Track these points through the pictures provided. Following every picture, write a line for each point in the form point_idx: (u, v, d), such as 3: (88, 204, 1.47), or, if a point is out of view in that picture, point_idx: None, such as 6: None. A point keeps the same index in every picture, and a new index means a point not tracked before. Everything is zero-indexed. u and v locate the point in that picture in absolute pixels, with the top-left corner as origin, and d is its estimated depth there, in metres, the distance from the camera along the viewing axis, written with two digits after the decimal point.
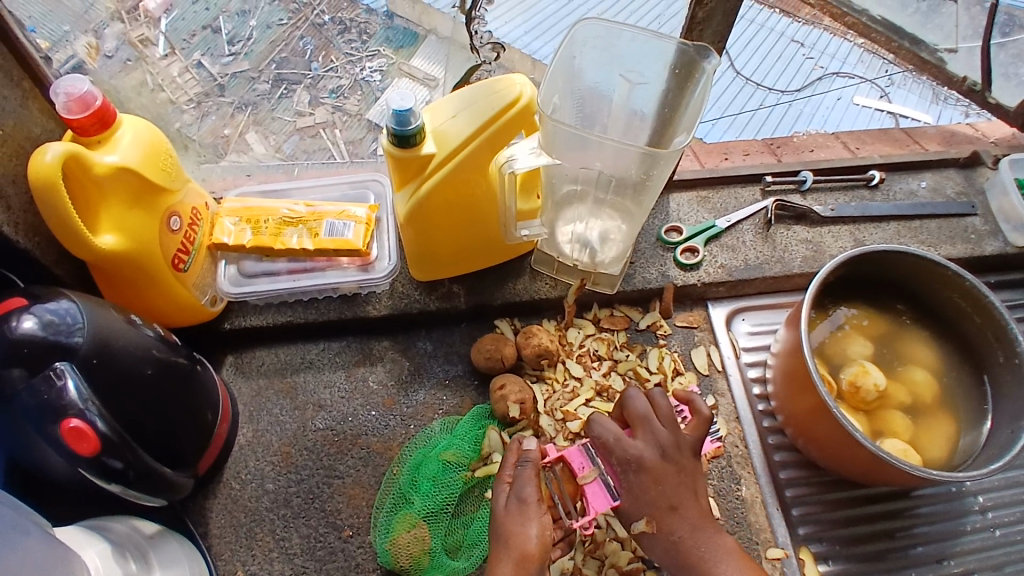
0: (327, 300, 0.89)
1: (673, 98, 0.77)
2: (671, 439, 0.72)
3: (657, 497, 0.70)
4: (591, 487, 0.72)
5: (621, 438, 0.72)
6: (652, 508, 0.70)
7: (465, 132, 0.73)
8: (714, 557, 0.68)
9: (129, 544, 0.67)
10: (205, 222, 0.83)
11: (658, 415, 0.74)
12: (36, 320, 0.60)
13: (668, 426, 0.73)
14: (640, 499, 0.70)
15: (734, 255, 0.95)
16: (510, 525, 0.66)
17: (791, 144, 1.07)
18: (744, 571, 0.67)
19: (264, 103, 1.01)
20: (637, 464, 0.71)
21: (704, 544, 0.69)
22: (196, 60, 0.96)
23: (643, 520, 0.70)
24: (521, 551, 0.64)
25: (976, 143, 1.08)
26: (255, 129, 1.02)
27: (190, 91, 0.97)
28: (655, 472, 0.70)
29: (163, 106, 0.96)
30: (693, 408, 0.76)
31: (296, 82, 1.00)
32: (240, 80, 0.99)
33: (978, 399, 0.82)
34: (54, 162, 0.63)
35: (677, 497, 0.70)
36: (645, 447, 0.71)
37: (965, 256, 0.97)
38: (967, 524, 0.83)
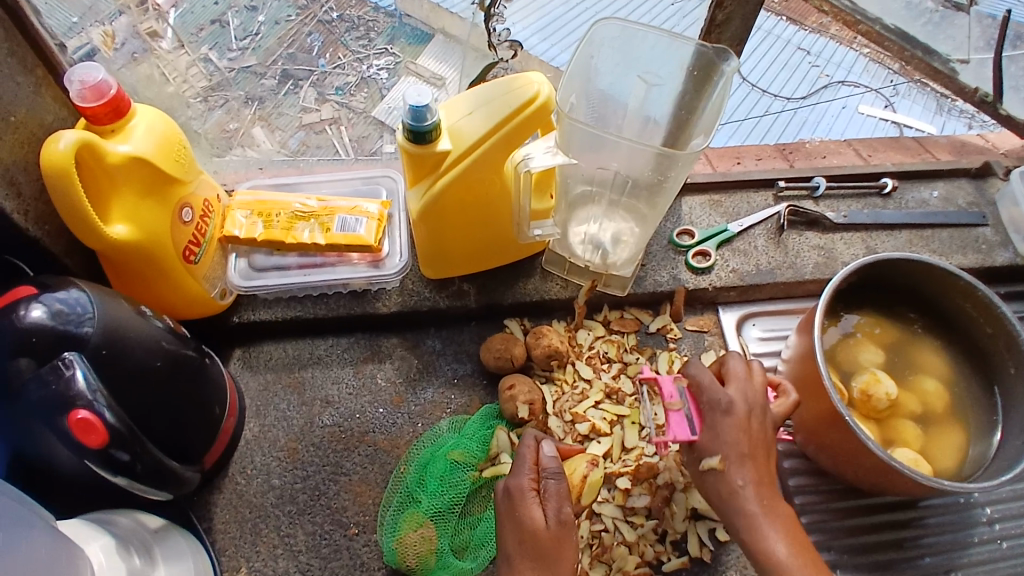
0: (337, 295, 0.89)
1: (690, 100, 0.76)
2: (761, 402, 0.71)
3: (739, 441, 0.68)
4: (673, 415, 0.72)
5: (714, 384, 0.70)
6: (730, 449, 0.68)
7: (481, 130, 0.72)
8: (766, 517, 0.66)
9: (134, 538, 0.66)
10: (216, 215, 0.83)
11: (752, 378, 0.72)
12: (45, 309, 0.59)
13: (760, 392, 0.71)
14: (722, 439, 0.68)
15: (746, 260, 0.94)
16: (560, 552, 0.65)
17: (803, 150, 1.06)
18: (789, 534, 0.65)
19: (270, 99, 1.00)
20: (727, 407, 0.69)
21: (763, 500, 0.67)
22: (204, 54, 0.97)
23: (717, 458, 0.68)
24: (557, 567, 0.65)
25: (986, 154, 1.07)
26: (261, 124, 1.01)
27: (198, 85, 0.97)
28: (742, 419, 0.68)
29: (171, 99, 0.95)
30: (793, 383, 0.75)
31: (304, 78, 1.00)
32: (248, 76, 0.99)
33: (989, 410, 0.82)
34: (68, 151, 0.62)
35: (752, 448, 0.68)
36: (736, 395, 0.69)
37: (976, 266, 0.97)
38: (975, 535, 0.83)
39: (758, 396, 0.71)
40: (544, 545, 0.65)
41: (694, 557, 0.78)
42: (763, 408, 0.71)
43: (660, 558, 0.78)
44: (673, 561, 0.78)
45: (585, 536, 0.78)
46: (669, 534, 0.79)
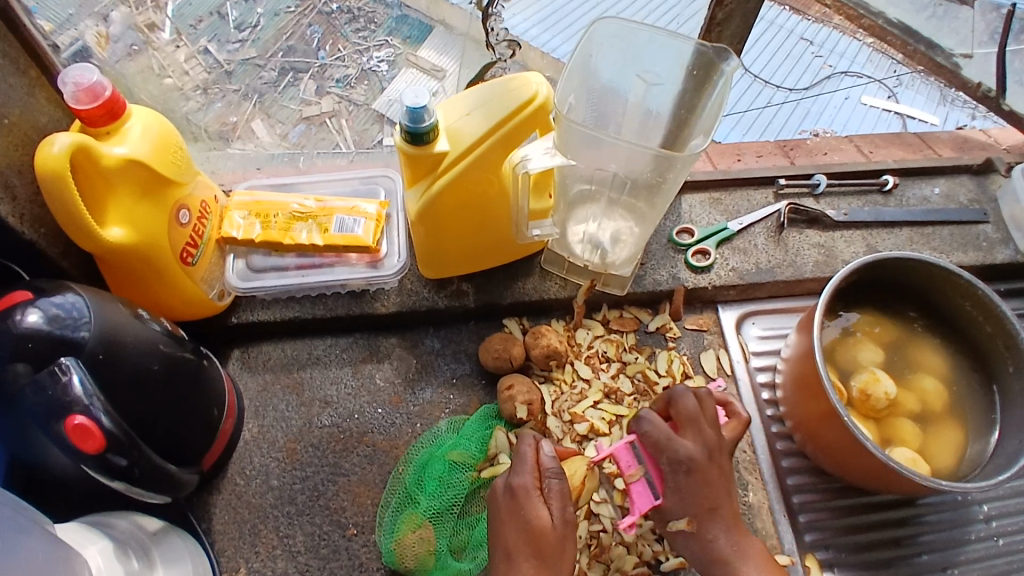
0: (335, 296, 0.89)
1: (690, 99, 0.75)
2: (716, 438, 0.72)
3: (702, 497, 0.69)
4: (636, 487, 0.72)
5: (672, 437, 0.70)
6: (696, 509, 0.69)
7: (480, 129, 0.72)
8: (739, 558, 0.69)
9: (132, 541, 0.67)
10: (214, 216, 0.82)
11: (705, 414, 0.73)
12: (41, 313, 0.59)
13: (713, 426, 0.73)
14: (687, 499, 0.69)
15: (745, 258, 0.94)
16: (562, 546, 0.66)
17: (804, 147, 1.05)
18: (764, 566, 0.69)
19: (271, 92, 1.00)
20: (689, 465, 0.69)
21: (734, 543, 0.69)
22: (203, 46, 0.98)
23: (685, 519, 0.70)
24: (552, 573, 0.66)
25: (988, 150, 1.06)
26: (261, 117, 1.00)
27: (197, 78, 0.98)
28: (703, 474, 0.69)
29: (170, 92, 0.95)
30: (732, 411, 0.77)
31: (304, 70, 1.00)
32: (247, 67, 1.00)
33: (988, 410, 0.82)
34: (62, 154, 0.62)
35: (716, 497, 0.70)
36: (694, 446, 0.70)
37: (976, 263, 0.96)
38: (973, 534, 0.83)
39: (714, 435, 0.72)
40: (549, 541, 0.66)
41: None
42: (721, 447, 0.72)
43: (659, 558, 0.78)
44: (671, 561, 0.78)
45: (584, 537, 0.78)
46: (667, 534, 0.79)
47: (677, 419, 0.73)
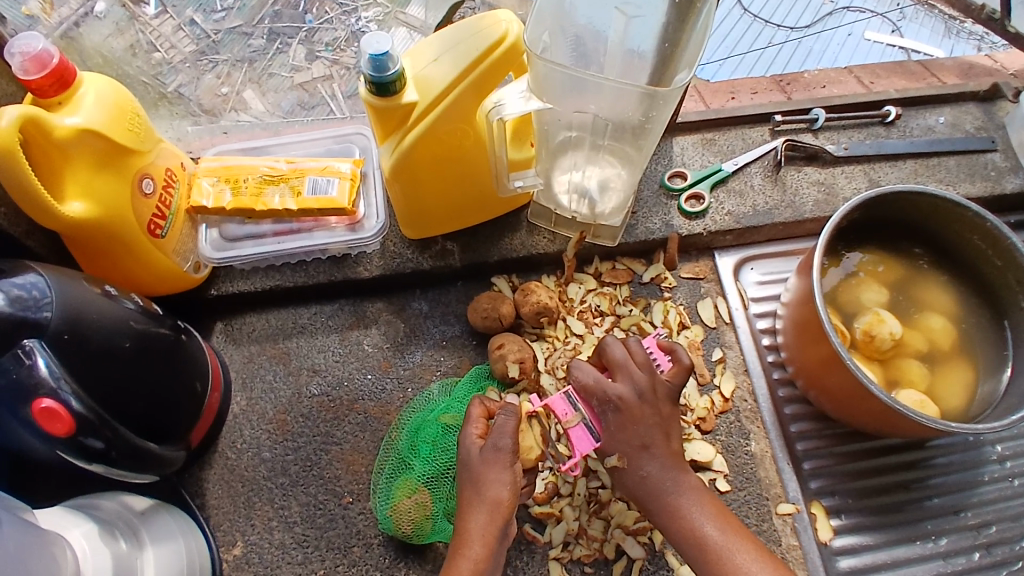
0: (317, 262, 0.86)
1: (673, 32, 0.68)
2: (649, 382, 0.71)
3: (631, 435, 0.69)
4: (574, 431, 0.72)
5: (600, 381, 0.71)
6: (625, 445, 0.68)
7: (448, 75, 0.68)
8: (674, 491, 0.67)
9: (119, 521, 0.66)
10: (181, 184, 0.79)
11: (635, 360, 0.72)
12: (2, 295, 0.57)
13: (646, 368, 0.72)
14: (614, 437, 0.69)
15: (742, 201, 0.90)
16: (484, 475, 0.66)
17: (801, 81, 1.00)
18: (708, 508, 0.66)
19: (261, 59, 0.97)
20: (618, 403, 0.69)
21: (671, 480, 0.67)
22: (189, 17, 0.95)
23: (616, 455, 0.69)
24: (492, 498, 0.65)
25: (995, 75, 1.00)
26: (252, 87, 0.96)
27: (185, 50, 0.94)
28: (635, 412, 0.69)
29: (159, 67, 0.93)
30: (676, 358, 0.74)
31: (293, 35, 0.98)
32: (234, 36, 0.97)
33: (999, 345, 0.79)
34: (11, 128, 0.58)
35: (651, 435, 0.68)
36: (623, 387, 0.70)
37: (984, 195, 0.92)
38: (985, 474, 0.81)
39: (647, 378, 0.71)
40: (472, 469, 0.66)
41: None
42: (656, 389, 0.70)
43: None
44: None
45: (583, 493, 0.77)
46: None
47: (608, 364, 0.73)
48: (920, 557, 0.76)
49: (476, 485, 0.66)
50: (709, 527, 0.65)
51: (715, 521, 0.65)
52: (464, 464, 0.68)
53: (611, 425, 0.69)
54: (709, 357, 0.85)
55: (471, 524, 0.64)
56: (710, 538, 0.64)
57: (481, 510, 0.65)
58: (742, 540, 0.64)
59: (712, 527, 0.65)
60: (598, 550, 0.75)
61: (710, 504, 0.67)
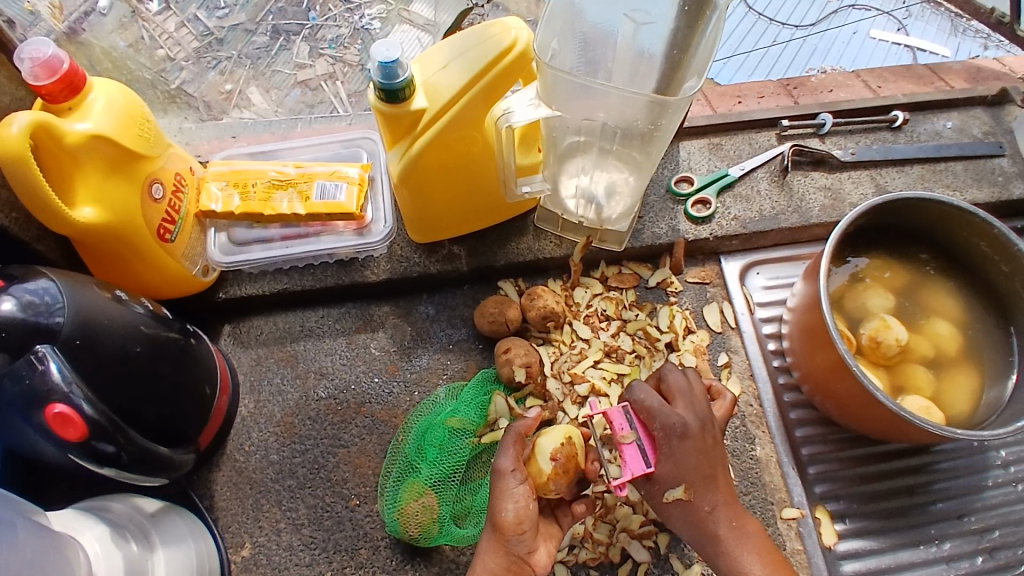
0: (324, 266, 0.86)
1: (683, 38, 0.68)
2: (708, 412, 0.69)
3: (700, 465, 0.67)
4: (627, 450, 0.67)
5: (665, 405, 0.67)
6: (692, 477, 0.67)
7: (458, 83, 0.68)
8: (735, 539, 0.67)
9: (130, 524, 0.66)
10: (190, 188, 0.80)
11: (695, 391, 0.70)
12: (15, 301, 0.57)
13: (704, 400, 0.70)
14: (683, 469, 0.66)
15: (748, 206, 0.90)
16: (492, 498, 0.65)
17: (808, 85, 1.00)
18: (761, 552, 0.67)
19: (263, 57, 0.97)
20: (683, 431, 0.66)
21: (732, 521, 0.68)
22: (193, 13, 0.96)
23: (681, 488, 0.67)
24: (496, 523, 0.64)
25: (1004, 79, 1.00)
26: (256, 85, 0.96)
27: (189, 46, 0.95)
28: (698, 440, 0.67)
29: (161, 63, 0.94)
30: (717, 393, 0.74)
31: (296, 32, 0.98)
32: (237, 33, 0.97)
33: (1005, 351, 0.78)
34: (21, 134, 0.59)
35: (712, 467, 0.68)
36: (687, 415, 0.67)
37: (992, 200, 0.92)
38: (989, 479, 0.81)
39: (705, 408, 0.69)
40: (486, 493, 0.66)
41: None
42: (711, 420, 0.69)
43: None
44: None
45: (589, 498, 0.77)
46: None
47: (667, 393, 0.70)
48: (924, 562, 0.76)
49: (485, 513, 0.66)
50: (754, 567, 0.66)
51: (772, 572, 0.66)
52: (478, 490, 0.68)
53: (681, 454, 0.66)
54: (715, 362, 0.85)
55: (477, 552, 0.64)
56: None
57: (489, 536, 0.65)
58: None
59: (757, 567, 0.66)
60: (603, 553, 0.76)
61: (761, 547, 0.67)
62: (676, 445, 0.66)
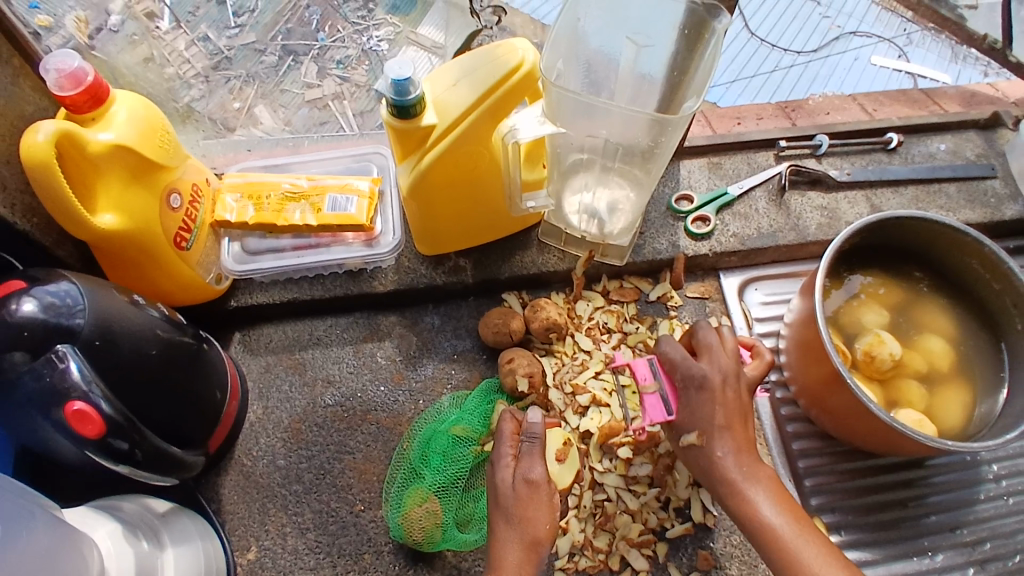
0: (333, 276, 0.88)
1: (683, 61, 0.73)
2: (734, 368, 0.71)
3: (713, 412, 0.69)
4: (648, 399, 0.74)
5: (688, 359, 0.72)
6: (705, 424, 0.69)
7: (466, 101, 0.71)
8: (746, 480, 0.67)
9: (141, 522, 0.68)
10: (206, 199, 0.82)
11: (724, 348, 0.73)
12: (36, 302, 0.59)
13: (733, 357, 0.72)
14: (696, 415, 0.70)
15: (746, 223, 0.92)
16: (523, 510, 0.67)
17: (805, 107, 1.03)
18: (775, 496, 0.67)
19: (272, 76, 1.00)
20: (701, 381, 0.70)
21: (742, 467, 0.68)
22: (203, 32, 0.98)
23: (695, 433, 0.70)
24: (532, 535, 0.66)
25: (996, 104, 1.04)
26: (264, 103, 1.00)
27: (198, 65, 0.97)
28: (716, 393, 0.70)
29: (171, 81, 0.95)
30: (756, 352, 0.77)
31: (303, 53, 1.01)
32: (247, 53, 1.00)
33: (996, 367, 0.80)
34: (47, 142, 0.62)
35: (729, 417, 0.69)
36: (709, 368, 0.71)
37: (984, 221, 0.94)
38: (982, 493, 0.82)
39: (733, 363, 0.72)
40: (511, 503, 0.67)
41: (698, 523, 0.79)
42: (738, 376, 0.71)
43: (663, 525, 0.79)
44: (676, 528, 0.78)
45: (589, 506, 0.79)
46: (672, 502, 0.79)
47: (698, 347, 0.73)
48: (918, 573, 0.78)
49: (513, 523, 0.67)
50: (771, 514, 0.65)
51: (783, 512, 0.65)
52: (497, 499, 0.68)
53: (696, 403, 0.70)
54: None
55: (506, 562, 0.65)
56: (773, 525, 0.65)
57: (517, 545, 0.66)
58: (809, 533, 0.64)
59: (775, 514, 0.65)
60: (603, 561, 0.77)
61: (780, 497, 0.67)
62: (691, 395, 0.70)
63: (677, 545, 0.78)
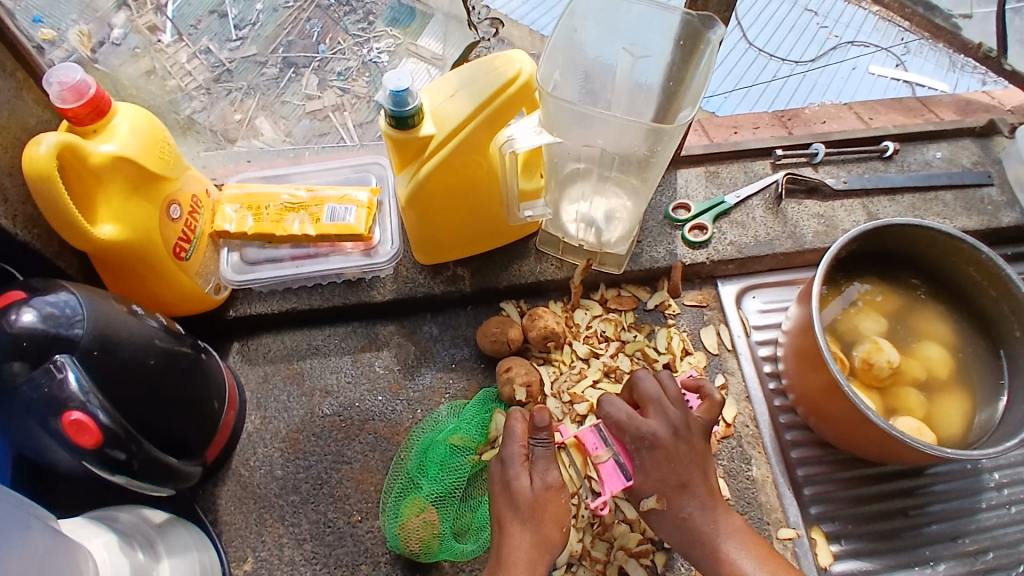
0: (332, 286, 0.89)
1: (678, 71, 0.74)
2: (682, 417, 0.73)
3: (668, 473, 0.71)
4: (604, 468, 0.75)
5: (634, 417, 0.73)
6: (661, 486, 0.71)
7: (464, 111, 0.71)
8: (720, 538, 0.69)
9: (137, 534, 0.68)
10: (206, 210, 0.83)
11: (667, 394, 0.75)
12: (36, 312, 0.60)
13: (678, 405, 0.75)
14: (649, 475, 0.71)
15: (743, 232, 0.93)
16: (540, 508, 0.69)
17: (802, 117, 1.04)
18: (749, 547, 0.69)
19: (272, 88, 1.01)
20: (652, 441, 0.72)
21: (713, 521, 0.70)
22: (205, 45, 0.98)
23: (655, 497, 0.71)
24: (546, 532, 0.68)
25: (991, 111, 1.04)
26: (265, 114, 1.01)
27: (200, 78, 0.98)
28: (669, 449, 0.71)
29: (172, 93, 0.96)
30: (704, 394, 0.77)
31: (304, 65, 1.02)
32: (248, 65, 1.00)
33: (995, 374, 0.80)
34: (48, 154, 0.62)
35: (687, 473, 0.71)
36: (658, 425, 0.72)
37: (981, 228, 0.94)
38: (983, 501, 0.82)
39: (679, 412, 0.74)
40: (526, 502, 0.69)
41: None
42: (688, 423, 0.73)
43: (663, 535, 0.78)
44: None
45: (586, 516, 0.78)
46: None
47: (642, 399, 0.76)
48: None
49: (529, 524, 0.68)
50: (750, 567, 0.67)
51: (762, 567, 0.67)
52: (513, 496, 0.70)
53: (647, 464, 0.71)
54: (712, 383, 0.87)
55: (521, 556, 0.67)
56: None
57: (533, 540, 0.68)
58: None
59: (753, 566, 0.67)
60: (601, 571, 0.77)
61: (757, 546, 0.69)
62: (642, 454, 0.72)
63: (676, 555, 0.78)
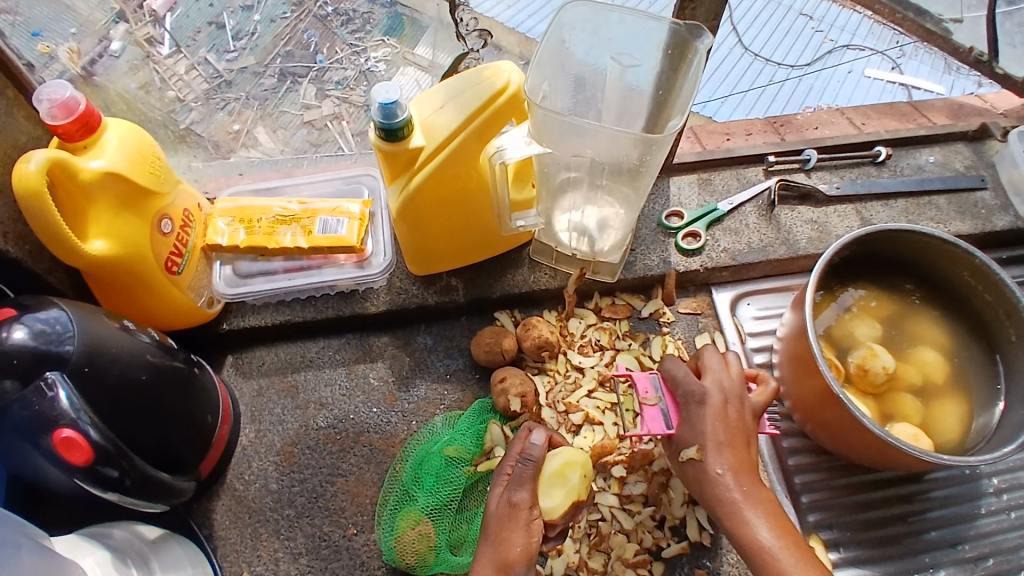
0: (325, 298, 0.89)
1: (667, 80, 0.74)
2: (738, 390, 0.71)
3: (717, 428, 0.68)
4: (649, 411, 0.73)
5: (690, 376, 0.71)
6: (708, 437, 0.68)
7: (453, 123, 0.71)
8: (746, 502, 0.66)
9: (130, 550, 0.68)
10: (197, 223, 0.83)
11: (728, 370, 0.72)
12: (27, 329, 0.60)
13: (739, 380, 0.72)
14: (697, 430, 0.69)
15: (737, 239, 0.93)
16: (500, 529, 0.66)
17: (794, 123, 1.04)
18: (771, 517, 0.65)
19: (271, 98, 1.01)
20: (701, 398, 0.69)
21: (743, 487, 0.66)
22: (202, 56, 0.98)
23: (695, 448, 0.68)
24: (503, 556, 0.64)
25: (984, 115, 1.04)
26: (263, 125, 1.01)
27: (198, 88, 0.98)
28: (716, 408, 0.69)
29: (171, 104, 0.97)
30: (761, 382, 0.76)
31: (303, 74, 1.01)
32: (246, 76, 1.00)
33: (991, 379, 0.80)
34: (38, 171, 0.62)
35: (734, 437, 0.68)
36: (711, 385, 0.70)
37: (975, 232, 0.94)
38: (983, 507, 0.81)
39: (735, 384, 0.71)
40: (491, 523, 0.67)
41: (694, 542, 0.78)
42: (743, 396, 0.71)
43: (659, 545, 0.78)
44: (672, 547, 0.78)
45: (583, 526, 0.78)
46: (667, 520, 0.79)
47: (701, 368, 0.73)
48: None
49: (489, 541, 0.65)
50: (766, 534, 0.64)
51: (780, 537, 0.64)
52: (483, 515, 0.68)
53: (698, 417, 0.69)
54: None
55: None
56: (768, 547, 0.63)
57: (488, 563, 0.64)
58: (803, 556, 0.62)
59: (768, 533, 0.64)
60: None
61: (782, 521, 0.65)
62: (693, 409, 0.70)
63: (673, 565, 0.77)
